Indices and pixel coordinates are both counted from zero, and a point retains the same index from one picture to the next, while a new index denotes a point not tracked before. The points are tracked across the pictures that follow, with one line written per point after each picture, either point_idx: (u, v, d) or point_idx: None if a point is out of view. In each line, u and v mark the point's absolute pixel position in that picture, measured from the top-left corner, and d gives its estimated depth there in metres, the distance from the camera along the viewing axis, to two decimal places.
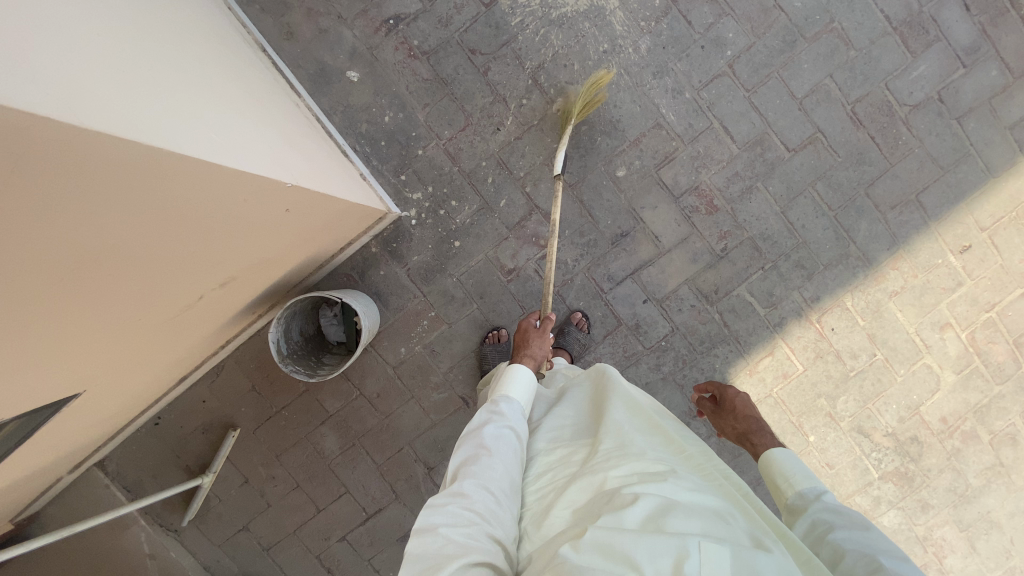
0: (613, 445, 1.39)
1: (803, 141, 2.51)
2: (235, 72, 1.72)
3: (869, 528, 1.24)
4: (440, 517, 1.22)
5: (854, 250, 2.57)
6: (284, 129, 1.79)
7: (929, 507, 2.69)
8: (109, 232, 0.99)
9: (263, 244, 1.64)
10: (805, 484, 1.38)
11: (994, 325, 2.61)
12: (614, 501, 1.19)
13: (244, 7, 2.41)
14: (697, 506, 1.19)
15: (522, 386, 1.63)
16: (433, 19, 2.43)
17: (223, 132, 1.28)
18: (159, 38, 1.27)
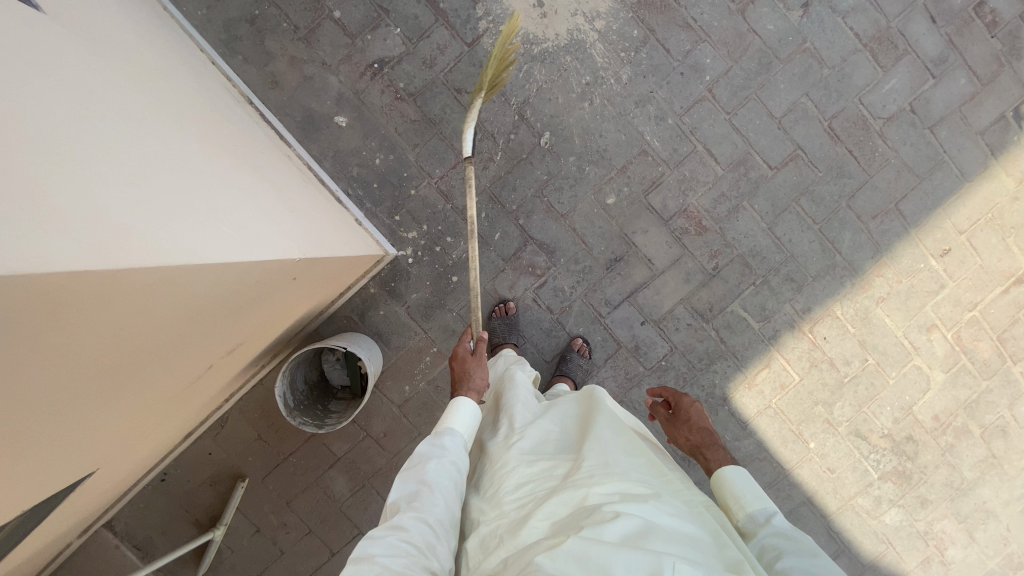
0: (597, 462, 1.35)
1: (784, 159, 2.59)
2: (231, 142, 1.72)
3: (816, 552, 1.26)
4: (380, 546, 1.20)
5: (840, 260, 2.65)
6: (283, 193, 1.80)
7: (928, 503, 2.78)
8: (136, 332, 1.02)
9: (269, 312, 1.67)
10: (755, 505, 1.38)
11: (978, 324, 2.71)
12: (593, 516, 1.18)
13: (228, 59, 2.41)
14: (676, 532, 1.20)
15: (467, 417, 1.58)
16: (418, 60, 2.46)
17: (235, 221, 1.29)
18: (165, 131, 1.28)
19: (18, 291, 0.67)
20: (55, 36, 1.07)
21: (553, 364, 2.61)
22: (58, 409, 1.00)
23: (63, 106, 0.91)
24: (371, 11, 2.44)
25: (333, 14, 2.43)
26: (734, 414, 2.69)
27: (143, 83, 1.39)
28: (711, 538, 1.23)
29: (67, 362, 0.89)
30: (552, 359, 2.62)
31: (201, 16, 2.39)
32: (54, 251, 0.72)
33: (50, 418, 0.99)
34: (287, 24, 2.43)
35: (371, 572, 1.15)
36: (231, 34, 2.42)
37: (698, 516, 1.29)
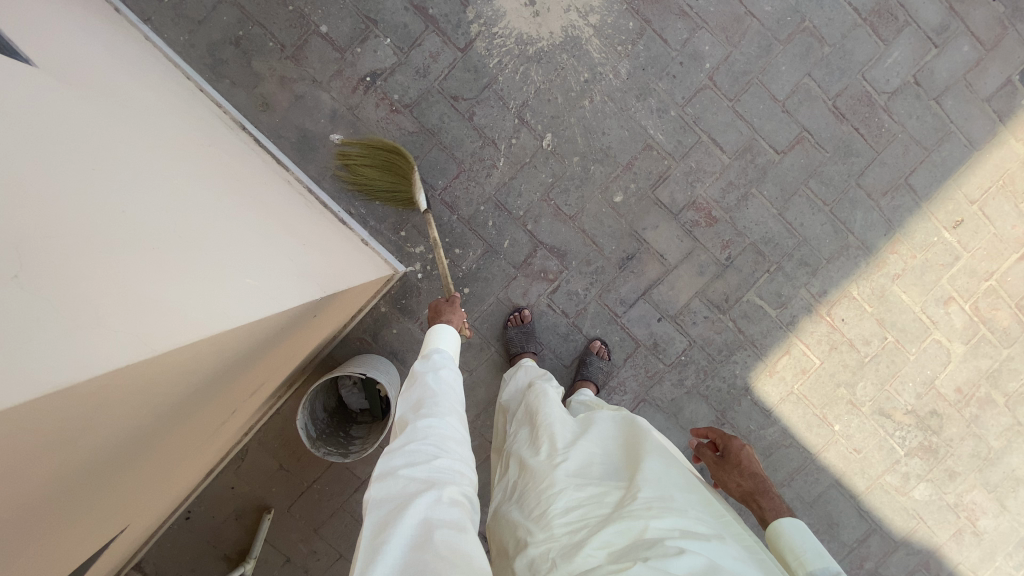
0: (655, 493, 1.33)
1: (791, 142, 2.55)
2: (234, 178, 1.70)
3: None
4: (401, 457, 1.11)
5: (853, 240, 2.62)
6: (290, 226, 1.79)
7: (955, 475, 2.80)
8: (164, 387, 1.00)
9: (287, 349, 1.66)
10: (817, 563, 1.28)
11: (995, 293, 2.69)
12: (657, 549, 1.17)
13: (215, 84, 2.34)
14: (737, 574, 1.18)
15: (449, 343, 1.55)
16: (411, 70, 2.39)
17: (251, 270, 1.30)
18: (179, 182, 1.28)
19: (67, 393, 0.70)
20: (62, 96, 1.05)
21: (573, 368, 2.58)
22: (89, 470, 0.97)
23: (83, 182, 0.90)
24: (358, 23, 2.36)
25: (320, 29, 2.36)
26: (758, 404, 2.67)
27: (150, 131, 1.38)
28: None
29: (94, 431, 0.86)
30: (571, 363, 2.59)
31: (184, 42, 2.32)
32: (99, 350, 0.75)
33: (82, 479, 0.97)
34: (273, 43, 2.36)
35: (396, 483, 1.07)
36: (216, 58, 2.35)
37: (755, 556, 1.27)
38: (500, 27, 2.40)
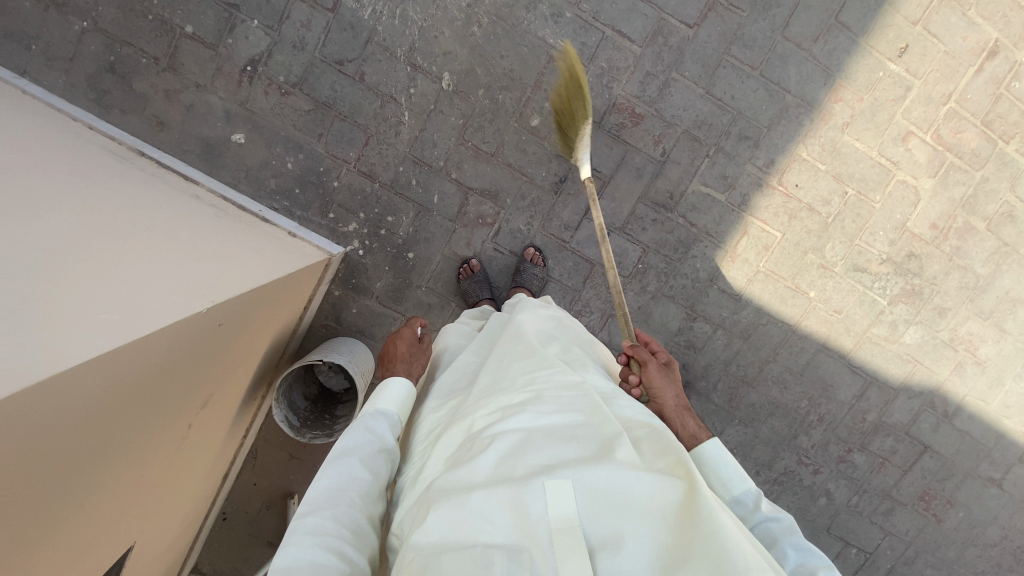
0: (487, 387, 1.40)
1: (702, 11, 2.35)
2: (93, 202, 1.52)
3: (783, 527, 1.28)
4: (306, 554, 1.10)
5: (792, 99, 2.46)
6: (172, 239, 1.62)
7: (946, 311, 2.74)
8: (67, 425, 1.10)
9: (220, 362, 1.70)
10: (738, 488, 1.34)
11: (957, 115, 2.53)
12: (474, 444, 1.23)
13: (106, 116, 2.31)
14: (553, 430, 1.23)
15: (399, 393, 1.51)
16: (289, 46, 2.29)
17: (108, 304, 1.20)
18: (67, 219, 1.34)
19: None
20: None
21: (510, 275, 2.58)
22: (29, 508, 1.09)
23: None
24: (221, 12, 2.26)
25: (185, 30, 2.27)
26: (726, 291, 2.65)
27: (30, 175, 1.41)
28: (589, 418, 1.25)
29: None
30: (508, 271, 2.58)
31: (63, 84, 2.28)
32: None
33: (24, 516, 1.08)
34: (146, 59, 2.29)
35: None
36: (98, 90, 2.30)
37: (581, 401, 1.30)
38: None
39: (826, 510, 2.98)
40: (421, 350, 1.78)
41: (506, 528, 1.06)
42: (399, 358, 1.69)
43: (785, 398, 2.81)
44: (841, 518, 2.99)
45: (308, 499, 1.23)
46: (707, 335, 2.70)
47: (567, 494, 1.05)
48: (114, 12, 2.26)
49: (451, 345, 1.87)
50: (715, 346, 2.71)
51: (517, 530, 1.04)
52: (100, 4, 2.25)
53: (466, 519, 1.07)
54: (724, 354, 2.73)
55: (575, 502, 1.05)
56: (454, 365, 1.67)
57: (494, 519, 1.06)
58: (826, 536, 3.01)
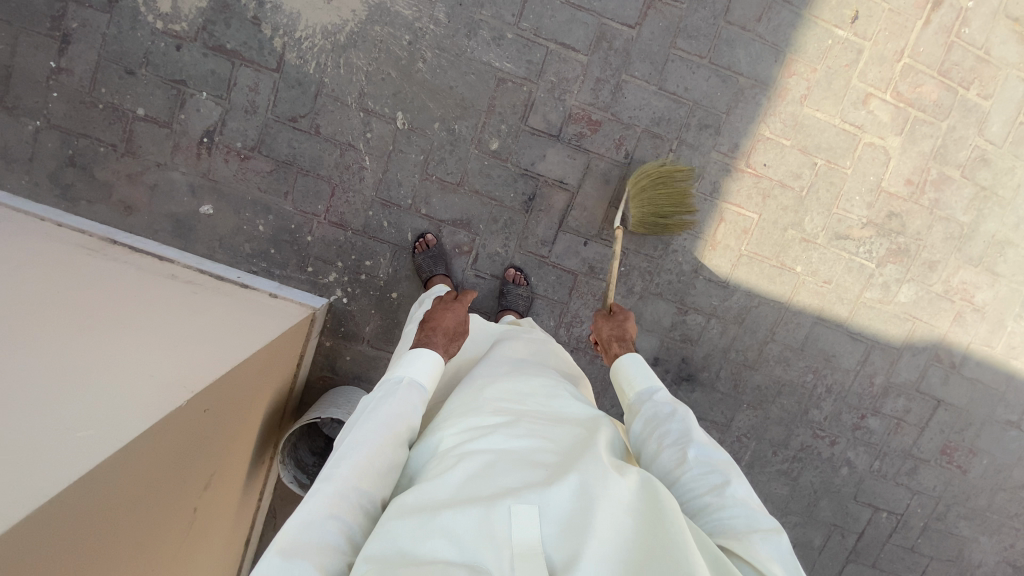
0: (458, 406, 1.43)
1: (641, 10, 2.36)
2: (41, 315, 1.46)
3: (679, 413, 1.49)
4: (314, 530, 1.09)
5: (746, 81, 2.45)
6: (132, 333, 1.56)
7: (936, 264, 2.72)
8: (65, 548, 1.10)
9: (212, 445, 1.68)
10: (641, 386, 1.63)
11: (913, 69, 2.51)
12: (442, 465, 1.25)
13: (75, 209, 2.34)
14: (522, 452, 1.26)
15: (425, 367, 1.56)
16: (240, 112, 2.30)
17: (84, 420, 1.21)
18: (41, 340, 1.37)
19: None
20: None
21: (495, 298, 2.58)
22: None
23: None
24: (169, 90, 2.28)
25: (137, 113, 2.29)
26: (712, 279, 2.64)
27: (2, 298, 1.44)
28: (558, 446, 1.29)
29: None
30: (493, 294, 2.58)
31: (27, 184, 2.32)
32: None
33: None
34: (103, 147, 2.32)
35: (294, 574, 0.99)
36: (62, 185, 2.33)
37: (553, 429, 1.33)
38: (301, 29, 2.25)
39: (850, 479, 2.96)
40: (464, 333, 1.79)
41: (468, 547, 1.04)
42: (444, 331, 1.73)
43: (790, 375, 2.79)
44: (866, 484, 2.97)
45: (334, 460, 1.24)
46: (702, 325, 2.69)
47: (533, 520, 1.07)
48: (65, 107, 2.29)
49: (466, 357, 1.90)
50: (711, 335, 2.70)
51: (480, 548, 1.04)
52: (50, 101, 2.28)
53: (429, 536, 1.06)
54: (720, 342, 2.72)
55: (540, 528, 1.06)
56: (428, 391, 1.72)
57: (458, 538, 1.06)
58: (853, 504, 2.99)
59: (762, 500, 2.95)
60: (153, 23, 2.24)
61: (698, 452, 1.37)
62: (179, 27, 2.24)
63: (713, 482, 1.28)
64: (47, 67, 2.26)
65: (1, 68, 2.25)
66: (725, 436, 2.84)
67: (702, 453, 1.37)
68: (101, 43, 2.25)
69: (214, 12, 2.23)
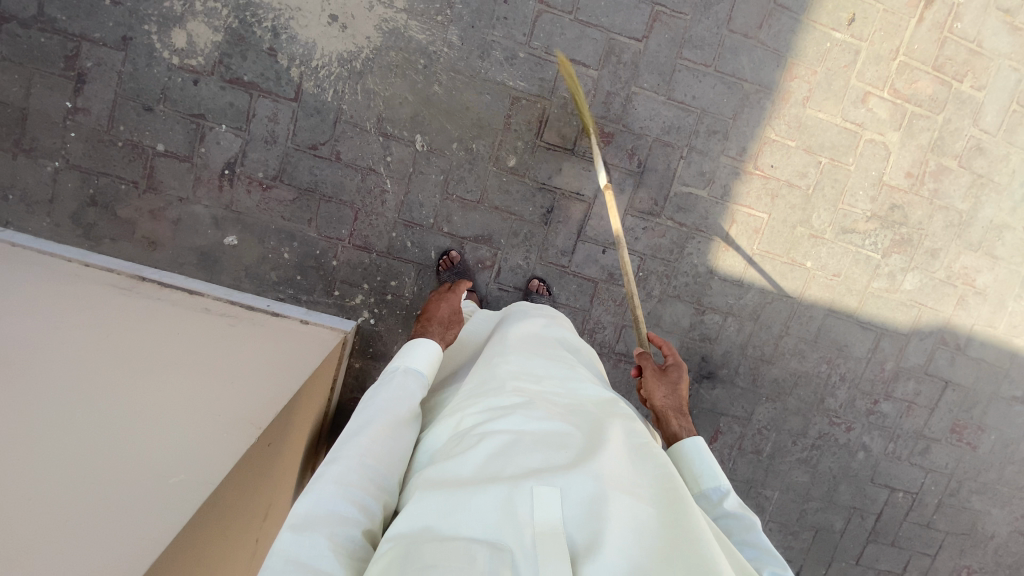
0: (478, 385, 1.41)
1: (648, 23, 2.42)
2: (78, 381, 1.47)
3: (757, 529, 1.30)
4: (326, 504, 1.11)
5: (751, 86, 2.54)
6: (171, 387, 1.57)
7: (938, 251, 2.84)
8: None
9: (268, 480, 1.70)
10: (709, 484, 1.41)
11: (908, 67, 2.62)
12: (463, 443, 1.24)
13: (99, 248, 2.35)
14: (543, 435, 1.25)
15: (424, 354, 1.57)
16: (261, 143, 2.33)
17: (170, 469, 1.35)
18: (120, 389, 1.50)
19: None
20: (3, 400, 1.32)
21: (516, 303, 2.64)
22: None
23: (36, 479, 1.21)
24: (188, 125, 2.30)
25: (157, 149, 2.31)
26: (727, 279, 2.72)
27: (75, 349, 1.56)
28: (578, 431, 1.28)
29: None
30: (514, 300, 2.63)
31: (49, 226, 2.32)
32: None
33: None
34: (124, 184, 2.33)
35: (305, 543, 1.04)
36: (85, 225, 2.34)
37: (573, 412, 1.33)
38: (317, 58, 2.29)
39: (866, 463, 3.06)
40: (457, 322, 1.88)
41: (491, 526, 1.04)
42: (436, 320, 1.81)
43: (805, 366, 2.88)
44: (882, 466, 3.08)
45: (345, 441, 1.26)
46: (719, 324, 2.77)
47: (555, 499, 1.07)
48: (83, 146, 2.29)
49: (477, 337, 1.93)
50: (728, 333, 2.78)
51: (502, 529, 1.04)
52: (68, 142, 2.28)
53: (451, 515, 1.06)
54: (738, 339, 2.80)
55: (561, 508, 1.06)
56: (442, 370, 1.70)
57: (480, 516, 1.06)
58: (871, 487, 3.10)
59: (784, 488, 3.04)
60: (169, 59, 2.25)
61: None
62: (195, 62, 2.26)
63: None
64: (63, 107, 2.26)
65: (16, 111, 2.25)
66: (747, 430, 2.93)
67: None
68: (117, 82, 2.26)
69: (230, 45, 2.25)
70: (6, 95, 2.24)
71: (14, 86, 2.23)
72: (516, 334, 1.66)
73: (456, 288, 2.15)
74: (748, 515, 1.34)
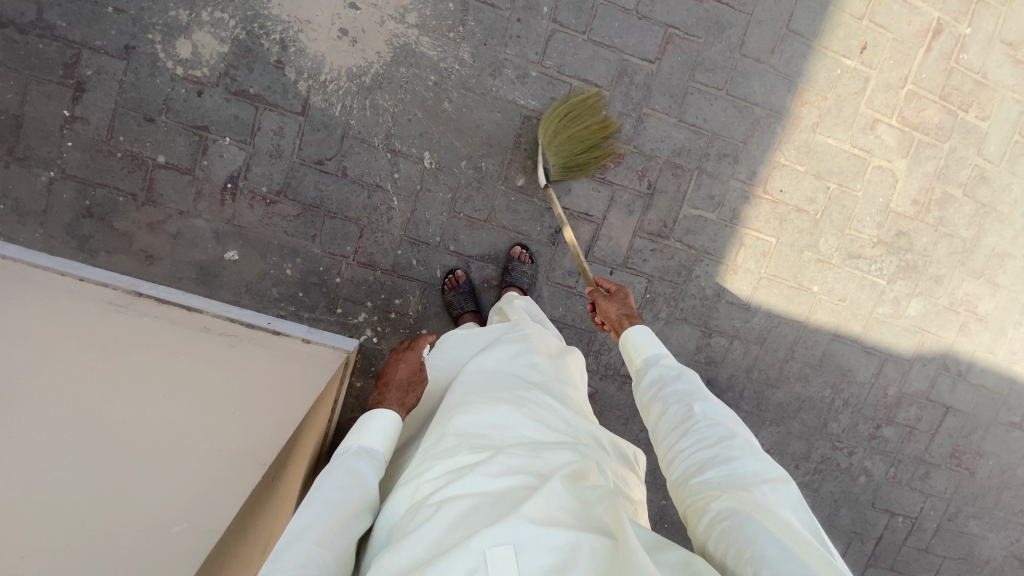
0: (433, 441, 1.35)
1: (661, 45, 2.41)
2: (63, 417, 1.40)
3: (686, 375, 1.47)
4: None
5: (761, 111, 2.53)
6: (159, 422, 1.51)
7: (942, 278, 2.85)
8: None
9: (263, 528, 1.58)
10: (647, 350, 1.57)
11: (917, 95, 2.63)
12: (419, 513, 1.19)
13: (93, 261, 2.27)
14: (499, 492, 1.20)
15: (381, 428, 1.45)
16: (265, 157, 2.28)
17: (173, 515, 1.34)
18: (118, 423, 1.46)
19: None
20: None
21: (499, 278, 2.52)
22: None
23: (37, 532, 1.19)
24: (190, 137, 2.24)
25: (157, 161, 2.24)
26: (734, 302, 2.70)
27: (71, 379, 1.50)
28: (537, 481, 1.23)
29: None
30: (497, 275, 2.52)
31: (41, 237, 2.24)
32: None
33: None
34: (122, 197, 2.26)
35: None
36: (79, 236, 2.26)
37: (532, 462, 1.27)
38: (326, 72, 2.24)
39: (868, 487, 3.04)
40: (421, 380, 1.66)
41: None
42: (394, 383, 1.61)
43: (809, 391, 2.87)
44: (883, 491, 3.07)
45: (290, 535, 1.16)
46: (725, 347, 2.75)
47: (509, 560, 1.04)
48: (80, 156, 2.22)
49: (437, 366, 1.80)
50: (734, 356, 2.76)
51: None
52: (65, 151, 2.21)
53: None
54: (743, 362, 2.78)
55: (517, 569, 1.04)
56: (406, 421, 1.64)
57: None
58: (872, 511, 3.08)
59: None
60: (173, 69, 2.19)
61: (705, 408, 1.35)
62: (199, 73, 2.20)
63: (720, 437, 1.27)
64: (59, 116, 2.19)
65: (11, 118, 2.17)
66: None
67: (708, 409, 1.36)
68: (118, 91, 2.19)
69: (236, 56, 2.20)
70: (0, 101, 2.16)
71: (8, 91, 2.16)
72: (470, 369, 1.60)
73: (417, 341, 1.75)
74: (681, 367, 1.51)
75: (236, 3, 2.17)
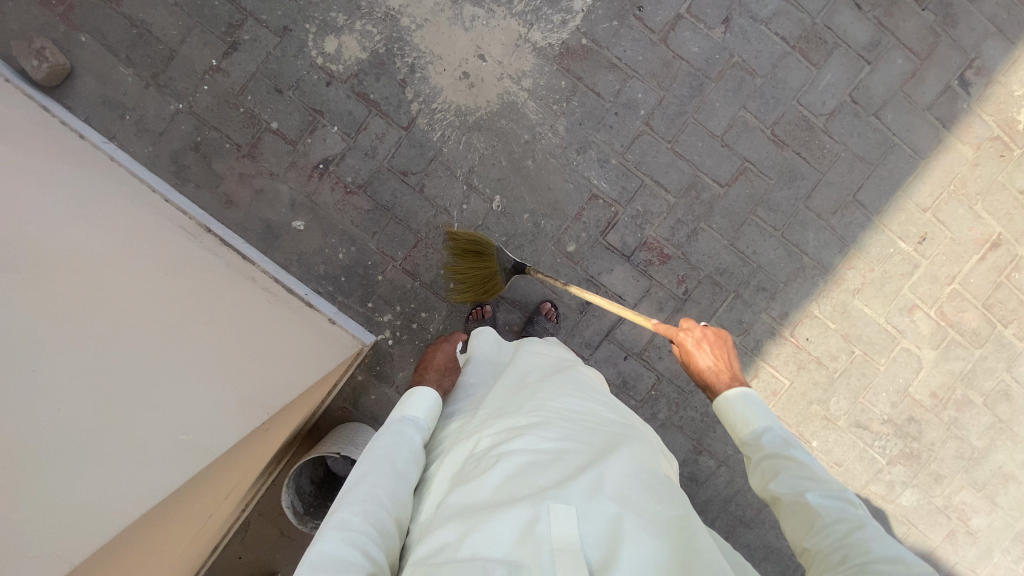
0: (493, 410, 1.45)
1: (734, 174, 2.61)
2: (118, 298, 1.56)
3: (810, 462, 1.32)
4: (331, 547, 1.14)
5: (809, 262, 2.67)
6: (199, 335, 1.69)
7: (942, 478, 2.81)
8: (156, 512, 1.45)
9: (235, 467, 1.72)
10: (757, 424, 1.41)
11: (960, 295, 2.72)
12: (481, 464, 1.27)
13: (182, 189, 2.51)
14: (556, 454, 1.26)
15: (426, 403, 1.55)
16: (360, 153, 2.53)
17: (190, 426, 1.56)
18: (176, 322, 1.66)
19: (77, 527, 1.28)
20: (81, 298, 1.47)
21: (522, 326, 2.64)
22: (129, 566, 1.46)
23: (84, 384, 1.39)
24: (305, 115, 2.52)
25: (270, 125, 2.52)
26: None
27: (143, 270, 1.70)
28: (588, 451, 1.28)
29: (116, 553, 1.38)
30: (521, 323, 2.64)
31: (148, 153, 2.50)
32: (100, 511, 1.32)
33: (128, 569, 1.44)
34: (230, 144, 2.52)
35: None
36: (179, 164, 2.52)
37: (586, 440, 1.33)
38: (439, 102, 2.52)
39: None
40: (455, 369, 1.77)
41: (507, 544, 1.07)
42: (434, 366, 1.72)
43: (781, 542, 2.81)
44: None
45: (353, 484, 1.30)
46: (711, 468, 2.75)
47: (571, 517, 1.08)
48: (210, 100, 2.52)
49: (483, 352, 1.85)
50: (717, 481, 2.75)
51: (518, 547, 1.06)
52: (199, 92, 2.51)
53: (470, 535, 1.10)
54: (724, 490, 2.77)
55: (578, 524, 1.08)
56: (459, 398, 1.71)
57: (500, 534, 1.08)
58: None
59: None
60: (314, 58, 2.50)
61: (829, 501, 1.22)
62: (335, 68, 2.51)
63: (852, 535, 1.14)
64: (208, 63, 2.51)
65: (167, 50, 2.50)
66: None
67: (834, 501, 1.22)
68: (262, 60, 2.51)
69: (370, 65, 2.50)
70: (165, 35, 2.50)
71: (175, 30, 2.50)
72: (525, 358, 1.68)
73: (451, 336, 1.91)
74: (805, 447, 1.35)
75: (386, 24, 2.49)
